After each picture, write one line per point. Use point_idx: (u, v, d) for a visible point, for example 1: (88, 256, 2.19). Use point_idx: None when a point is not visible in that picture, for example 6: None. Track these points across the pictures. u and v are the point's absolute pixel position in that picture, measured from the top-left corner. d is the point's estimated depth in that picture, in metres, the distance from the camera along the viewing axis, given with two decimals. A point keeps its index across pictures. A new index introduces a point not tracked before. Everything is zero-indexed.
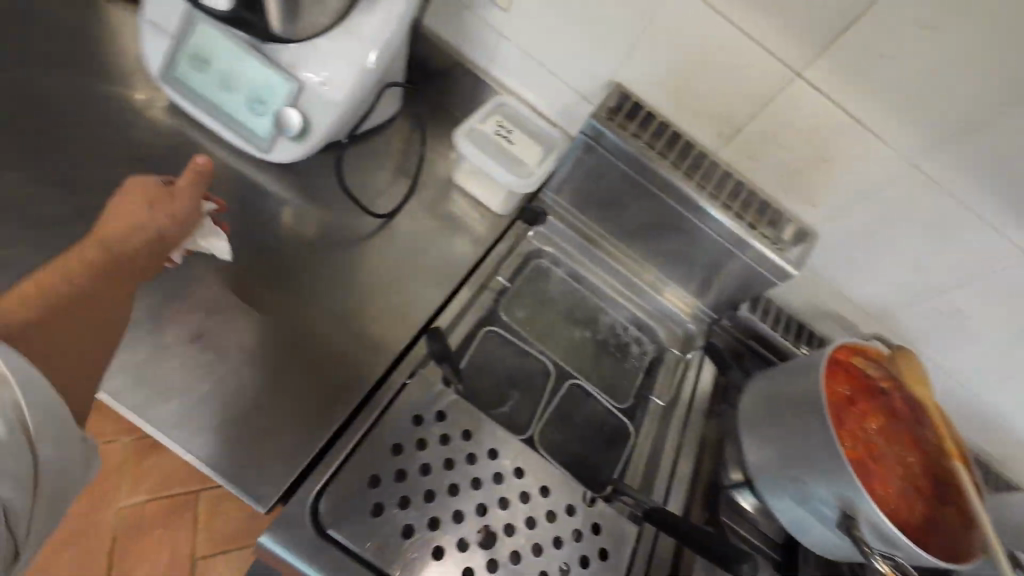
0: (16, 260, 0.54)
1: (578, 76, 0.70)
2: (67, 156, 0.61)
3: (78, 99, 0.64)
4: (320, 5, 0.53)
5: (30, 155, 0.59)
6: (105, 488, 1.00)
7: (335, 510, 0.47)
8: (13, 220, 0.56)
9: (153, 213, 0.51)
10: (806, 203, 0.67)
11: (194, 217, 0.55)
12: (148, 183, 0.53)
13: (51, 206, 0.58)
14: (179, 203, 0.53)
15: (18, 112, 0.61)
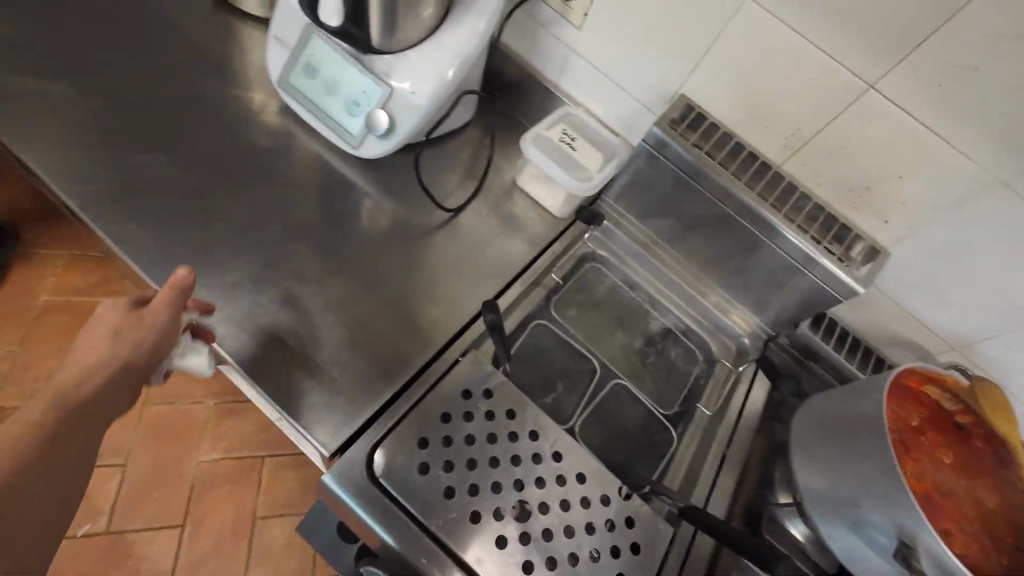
0: (152, 224, 0.65)
1: (641, 88, 0.73)
2: (197, 141, 0.72)
3: (211, 97, 0.76)
4: (415, 22, 0.61)
5: (170, 139, 0.71)
6: (190, 442, 1.13)
7: (388, 463, 0.52)
8: (152, 190, 0.66)
9: (123, 341, 0.53)
10: (878, 220, 0.64)
11: (169, 338, 0.56)
12: (118, 309, 0.55)
13: (181, 180, 0.68)
14: (154, 325, 0.55)
15: (165, 105, 0.73)
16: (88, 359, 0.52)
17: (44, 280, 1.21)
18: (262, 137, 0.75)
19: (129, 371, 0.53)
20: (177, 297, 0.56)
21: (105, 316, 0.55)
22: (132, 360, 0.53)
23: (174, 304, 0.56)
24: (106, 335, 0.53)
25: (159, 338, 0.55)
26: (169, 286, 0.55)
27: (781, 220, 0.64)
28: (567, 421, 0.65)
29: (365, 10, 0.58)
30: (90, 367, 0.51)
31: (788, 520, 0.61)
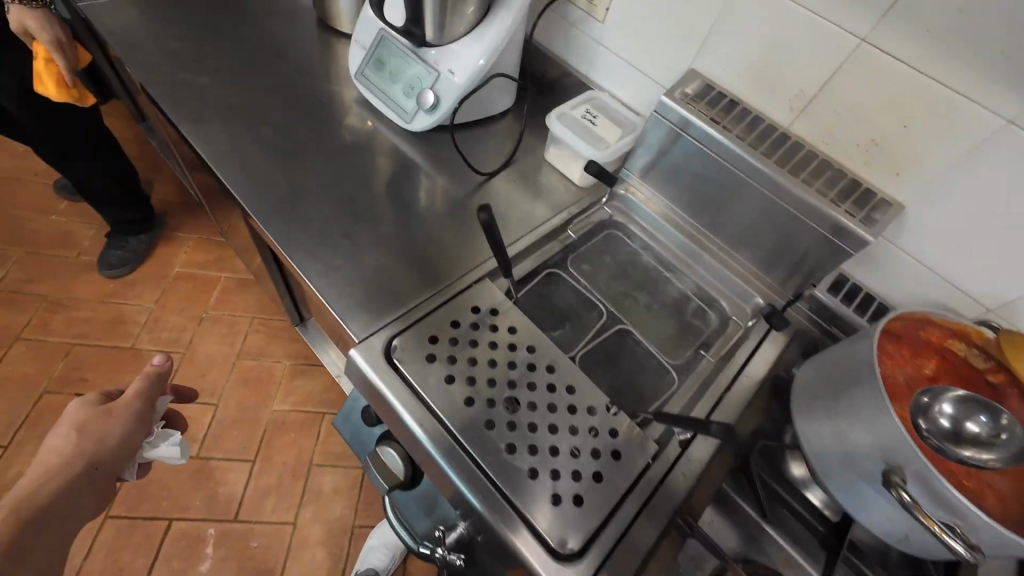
0: (247, 169, 0.81)
1: (658, 68, 0.81)
2: (291, 118, 0.90)
3: (308, 89, 0.96)
4: (459, 18, 0.76)
5: (272, 115, 0.90)
6: (269, 392, 1.33)
7: (403, 350, 0.60)
8: (252, 147, 0.84)
9: (90, 435, 0.64)
10: (889, 173, 0.65)
11: (142, 430, 0.69)
12: (90, 406, 0.67)
13: (274, 142, 0.86)
14: (122, 417, 0.68)
15: (273, 94, 0.94)
16: (66, 449, 0.63)
17: (178, 256, 1.52)
18: (338, 115, 0.92)
19: (117, 450, 0.65)
20: (151, 385, 0.72)
21: (79, 410, 0.67)
22: (112, 451, 0.65)
23: (147, 392, 0.72)
24: (73, 433, 0.64)
25: (136, 425, 0.69)
26: (143, 374, 0.72)
27: (784, 175, 0.68)
28: (570, 352, 0.71)
29: (422, 11, 0.74)
30: (77, 451, 0.63)
31: (806, 484, 0.62)
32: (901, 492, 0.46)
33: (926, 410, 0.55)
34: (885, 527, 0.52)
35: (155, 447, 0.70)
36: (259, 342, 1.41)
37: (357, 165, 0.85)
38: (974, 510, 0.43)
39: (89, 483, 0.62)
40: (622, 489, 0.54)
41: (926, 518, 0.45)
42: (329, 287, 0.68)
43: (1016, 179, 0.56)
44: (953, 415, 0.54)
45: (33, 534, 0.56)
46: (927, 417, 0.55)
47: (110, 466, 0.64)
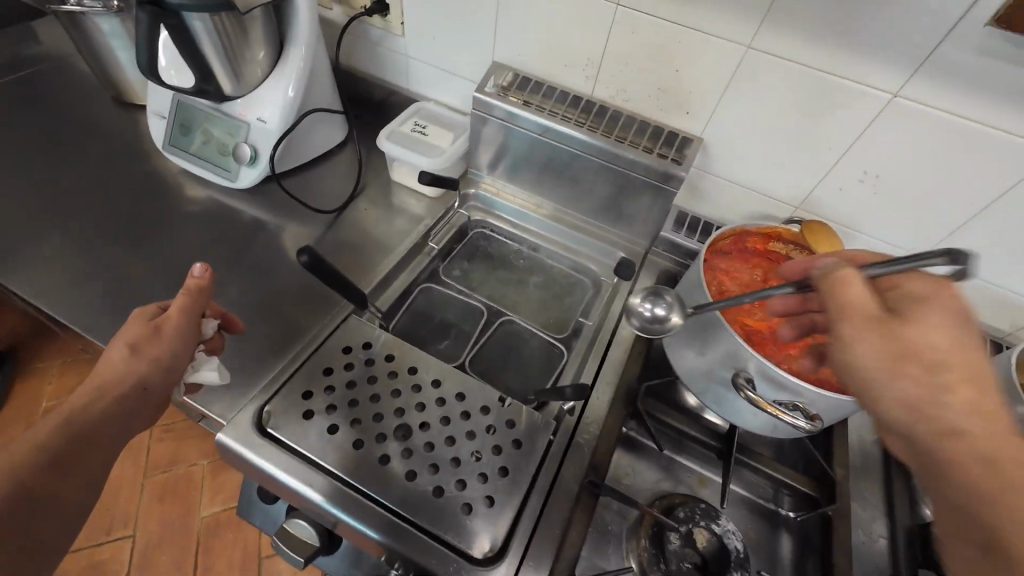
0: (60, 274, 0.72)
1: (468, 68, 0.84)
2: (103, 205, 0.81)
3: (116, 170, 0.86)
4: (251, 63, 0.73)
5: (78, 208, 0.80)
6: (192, 499, 1.22)
7: (276, 415, 0.57)
8: (61, 248, 0.74)
9: (142, 355, 0.51)
10: (681, 112, 0.72)
11: (187, 354, 0.55)
12: (142, 319, 0.54)
13: (87, 237, 0.76)
14: (171, 340, 0.53)
15: (74, 184, 0.83)
16: (114, 366, 0.50)
17: (43, 390, 1.34)
18: (153, 189, 0.83)
19: (164, 374, 0.52)
20: (195, 302, 0.55)
21: (129, 324, 0.53)
22: (160, 375, 0.52)
23: (192, 311, 0.55)
24: (125, 352, 0.51)
25: (183, 354, 0.54)
26: (187, 289, 0.55)
27: (599, 138, 0.74)
28: (459, 358, 0.71)
29: (207, 66, 0.70)
30: (119, 374, 0.50)
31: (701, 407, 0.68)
32: (747, 390, 0.52)
33: (634, 308, 0.59)
34: (760, 425, 0.58)
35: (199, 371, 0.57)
36: (166, 450, 1.27)
37: (190, 237, 0.78)
38: (808, 387, 0.50)
39: (140, 409, 0.51)
40: (529, 473, 0.55)
41: (764, 404, 0.51)
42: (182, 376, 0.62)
43: (770, 92, 0.64)
44: (647, 305, 0.58)
45: (86, 452, 0.47)
46: (634, 314, 0.58)
47: (155, 395, 0.52)
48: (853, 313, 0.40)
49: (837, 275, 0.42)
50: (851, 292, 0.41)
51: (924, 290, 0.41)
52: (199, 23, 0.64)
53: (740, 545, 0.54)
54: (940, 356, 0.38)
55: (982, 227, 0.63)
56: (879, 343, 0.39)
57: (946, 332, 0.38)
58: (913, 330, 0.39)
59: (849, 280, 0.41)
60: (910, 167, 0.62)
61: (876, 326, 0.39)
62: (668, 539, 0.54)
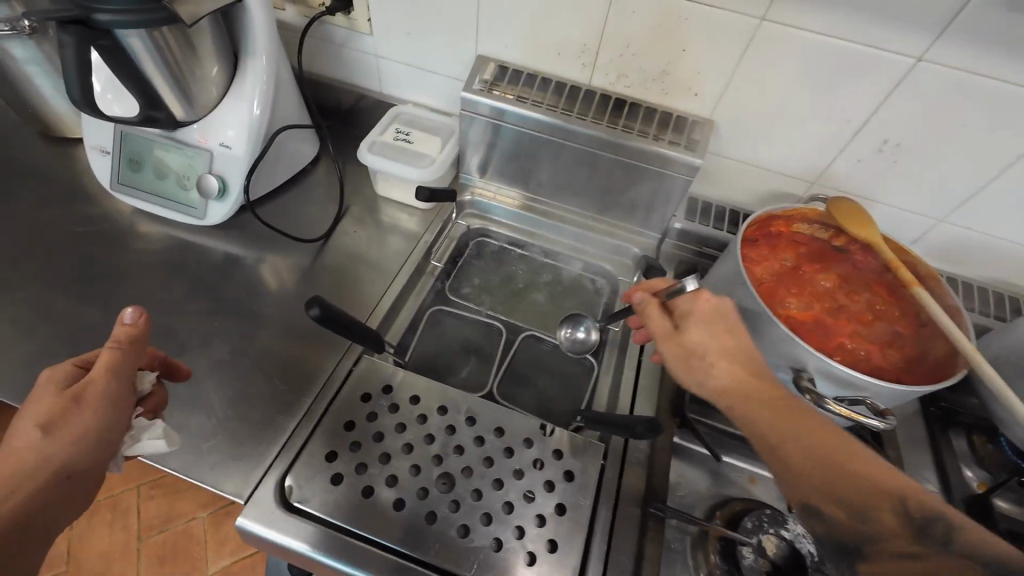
0: (7, 348, 0.61)
1: (449, 65, 0.76)
2: (42, 257, 0.69)
3: (51, 214, 0.73)
4: (204, 81, 0.64)
5: (14, 265, 0.68)
6: (195, 558, 1.13)
7: (301, 487, 0.50)
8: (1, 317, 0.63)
9: (60, 436, 0.40)
10: (688, 95, 0.67)
11: (120, 423, 0.44)
12: (54, 389, 0.42)
13: (31, 300, 0.65)
14: (98, 409, 0.42)
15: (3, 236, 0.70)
16: (18, 456, 0.39)
17: None
18: (103, 233, 0.72)
19: (93, 454, 0.41)
20: (128, 358, 0.44)
21: (37, 397, 0.42)
22: (85, 456, 0.41)
23: (122, 369, 0.44)
24: (34, 436, 0.39)
25: (116, 426, 0.43)
26: (116, 341, 0.43)
27: (605, 130, 0.68)
28: (486, 385, 0.65)
29: (153, 90, 0.60)
30: (25, 465, 0.38)
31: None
32: (814, 394, 0.49)
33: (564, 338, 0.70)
34: None
35: (138, 442, 0.46)
36: (158, 510, 1.17)
37: (157, 285, 0.68)
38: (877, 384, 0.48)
39: (62, 503, 0.40)
40: (588, 507, 0.52)
41: (841, 408, 0.48)
42: (179, 455, 0.54)
43: (784, 66, 0.60)
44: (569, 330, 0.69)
45: None
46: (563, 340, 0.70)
47: (83, 482, 0.41)
48: (659, 332, 0.50)
49: (645, 306, 0.52)
50: (654, 320, 0.51)
51: (688, 304, 0.50)
52: (136, 40, 0.55)
53: (813, 548, 0.52)
54: (706, 352, 0.48)
55: (1004, 186, 0.62)
56: (674, 350, 0.49)
57: (712, 339, 0.48)
58: (686, 342, 0.49)
59: (648, 310, 0.51)
60: (930, 134, 0.60)
61: (669, 339, 0.49)
62: (741, 554, 0.52)
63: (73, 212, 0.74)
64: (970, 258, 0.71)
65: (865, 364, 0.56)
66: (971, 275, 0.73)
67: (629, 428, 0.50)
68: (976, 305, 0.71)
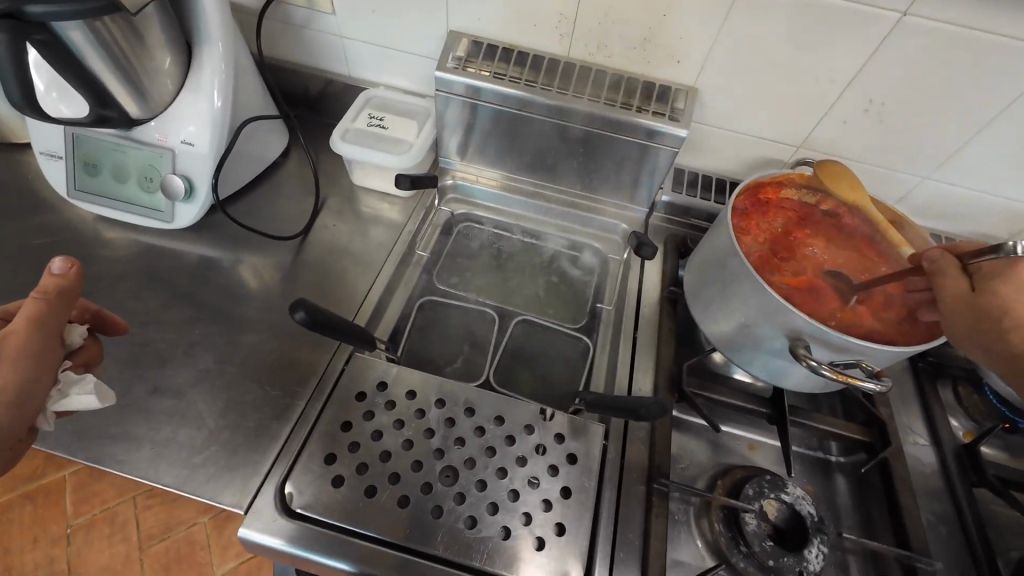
0: None
1: (419, 42, 0.73)
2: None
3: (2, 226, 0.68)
4: (158, 73, 0.60)
5: None
6: (200, 562, 1.13)
7: (301, 492, 0.49)
8: None
9: None
10: (671, 62, 0.65)
11: (42, 378, 0.43)
12: None
13: None
14: (16, 362, 0.41)
15: None
16: None
17: None
18: (65, 244, 0.68)
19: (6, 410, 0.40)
20: (58, 308, 0.43)
21: None
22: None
23: (47, 323, 0.43)
24: None
25: (35, 381, 0.42)
26: (44, 293, 0.43)
27: (586, 104, 0.66)
28: (482, 374, 0.64)
29: (102, 87, 0.56)
30: None
31: (730, 367, 0.66)
32: (809, 360, 0.49)
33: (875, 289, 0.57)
34: (811, 383, 0.57)
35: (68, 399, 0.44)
36: (158, 518, 1.16)
37: (129, 295, 0.65)
38: (868, 346, 0.48)
39: None
40: (593, 489, 0.52)
41: (833, 372, 0.48)
42: (174, 470, 0.52)
43: (768, 27, 0.59)
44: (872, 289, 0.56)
45: None
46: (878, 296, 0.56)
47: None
48: (951, 294, 0.48)
49: (940, 263, 0.50)
50: (948, 280, 0.48)
51: (1001, 268, 0.46)
52: (77, 34, 0.51)
53: (813, 509, 0.53)
54: (1006, 319, 0.44)
55: (986, 140, 0.62)
56: (963, 314, 0.47)
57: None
58: (1001, 304, 0.45)
59: (945, 270, 0.49)
60: (914, 91, 0.60)
61: (960, 303, 0.47)
62: (744, 521, 0.52)
63: (30, 223, 0.69)
64: (952, 213, 0.72)
65: (859, 326, 0.55)
66: (953, 229, 0.74)
67: (629, 410, 0.50)
68: None
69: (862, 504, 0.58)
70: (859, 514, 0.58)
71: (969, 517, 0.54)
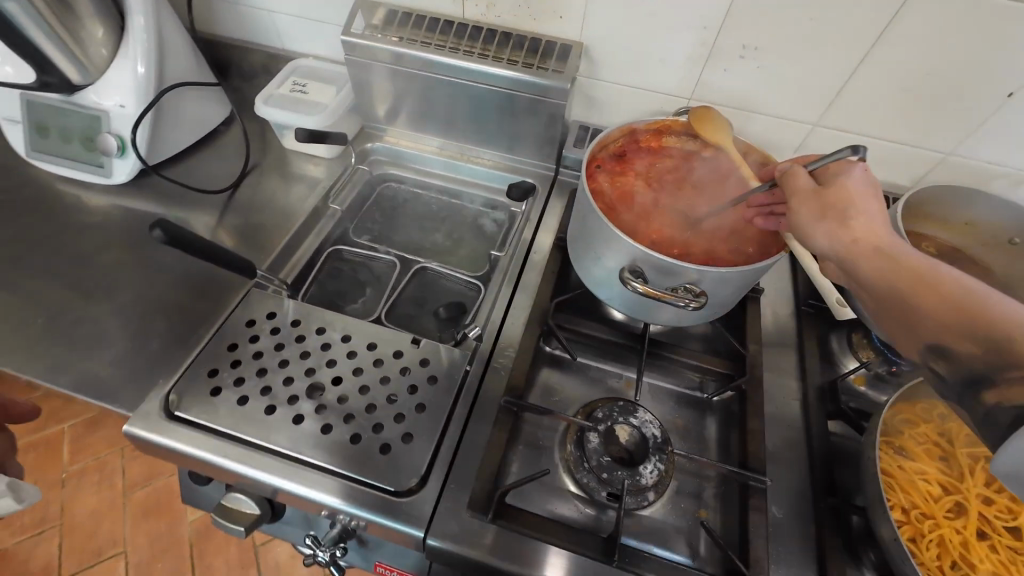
0: None
1: (334, 12, 0.78)
2: None
3: None
4: (90, 40, 0.67)
5: None
6: (177, 508, 1.22)
7: (181, 396, 0.55)
8: None
9: None
10: (555, 18, 0.69)
11: None
12: None
13: None
14: None
15: None
16: None
17: None
18: (19, 197, 0.76)
19: None
20: None
21: None
22: None
23: None
24: None
25: None
26: None
27: (476, 60, 0.70)
28: (374, 313, 0.69)
29: (44, 56, 0.65)
30: None
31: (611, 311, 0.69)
32: (634, 283, 0.51)
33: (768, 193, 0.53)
34: (666, 316, 0.58)
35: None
36: (142, 468, 1.26)
37: (70, 240, 0.72)
38: (688, 266, 0.50)
39: None
40: (446, 406, 0.56)
41: (652, 291, 0.50)
42: (87, 384, 0.59)
43: None
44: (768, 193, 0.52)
45: None
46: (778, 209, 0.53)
47: None
48: (799, 190, 0.47)
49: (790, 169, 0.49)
50: (797, 178, 0.48)
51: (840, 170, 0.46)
52: (12, 5, 0.60)
53: (657, 431, 0.57)
54: (847, 208, 0.43)
55: (862, 81, 0.63)
56: (811, 205, 0.45)
57: (874, 211, 0.43)
58: (841, 193, 0.44)
59: (794, 174, 0.48)
60: (781, 35, 0.61)
61: (809, 197, 0.46)
62: (588, 439, 0.55)
63: None
64: None
65: (708, 259, 0.57)
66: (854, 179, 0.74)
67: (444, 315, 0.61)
68: None
69: (724, 434, 0.60)
70: (721, 444, 0.60)
71: (816, 443, 0.55)
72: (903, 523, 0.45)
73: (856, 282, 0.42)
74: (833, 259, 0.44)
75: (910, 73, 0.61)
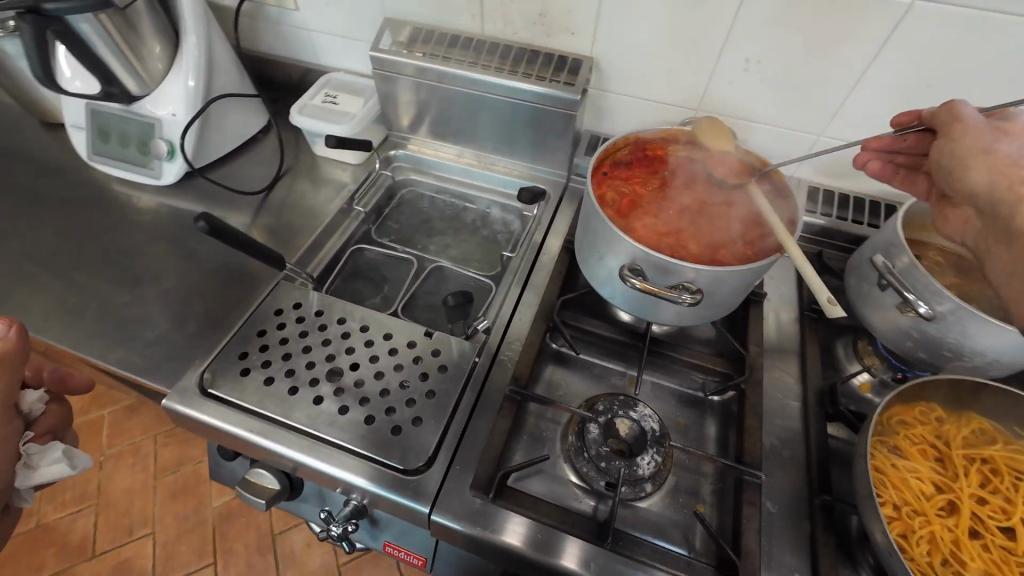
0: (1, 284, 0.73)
1: (364, 30, 0.84)
2: (33, 214, 0.81)
3: (40, 182, 0.85)
4: (150, 56, 0.76)
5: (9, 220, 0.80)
6: (202, 493, 1.28)
7: (213, 375, 0.60)
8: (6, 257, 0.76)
9: None
10: (568, 34, 0.73)
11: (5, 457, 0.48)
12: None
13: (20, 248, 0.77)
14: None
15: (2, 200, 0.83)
16: None
17: None
18: (80, 194, 0.84)
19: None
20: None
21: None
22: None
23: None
24: None
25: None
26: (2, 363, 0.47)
27: (492, 73, 0.75)
28: (391, 307, 0.73)
29: (110, 70, 0.73)
30: None
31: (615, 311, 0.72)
32: (632, 279, 0.55)
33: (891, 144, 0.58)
34: (665, 315, 0.61)
35: (36, 470, 0.50)
36: (172, 453, 1.34)
37: (122, 234, 0.79)
38: (686, 265, 0.52)
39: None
40: (454, 394, 0.59)
41: (649, 288, 0.54)
42: (132, 362, 0.65)
43: None
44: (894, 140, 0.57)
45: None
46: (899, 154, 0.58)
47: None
48: (961, 124, 0.49)
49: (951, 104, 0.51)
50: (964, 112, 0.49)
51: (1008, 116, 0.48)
52: (87, 26, 0.67)
53: (656, 425, 0.58)
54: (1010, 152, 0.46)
55: (863, 93, 0.65)
56: (975, 140, 0.47)
57: None
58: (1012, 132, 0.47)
59: (958, 109, 0.50)
60: (784, 49, 0.64)
61: (973, 134, 0.48)
62: (588, 430, 0.58)
63: (58, 179, 0.86)
64: None
65: (705, 258, 0.59)
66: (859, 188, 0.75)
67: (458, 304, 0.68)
68: (850, 213, 0.76)
69: (722, 432, 0.62)
70: (719, 442, 0.61)
71: (813, 443, 0.56)
72: (894, 519, 0.48)
73: (1003, 227, 0.46)
74: (983, 201, 0.47)
75: (913, 85, 0.62)
